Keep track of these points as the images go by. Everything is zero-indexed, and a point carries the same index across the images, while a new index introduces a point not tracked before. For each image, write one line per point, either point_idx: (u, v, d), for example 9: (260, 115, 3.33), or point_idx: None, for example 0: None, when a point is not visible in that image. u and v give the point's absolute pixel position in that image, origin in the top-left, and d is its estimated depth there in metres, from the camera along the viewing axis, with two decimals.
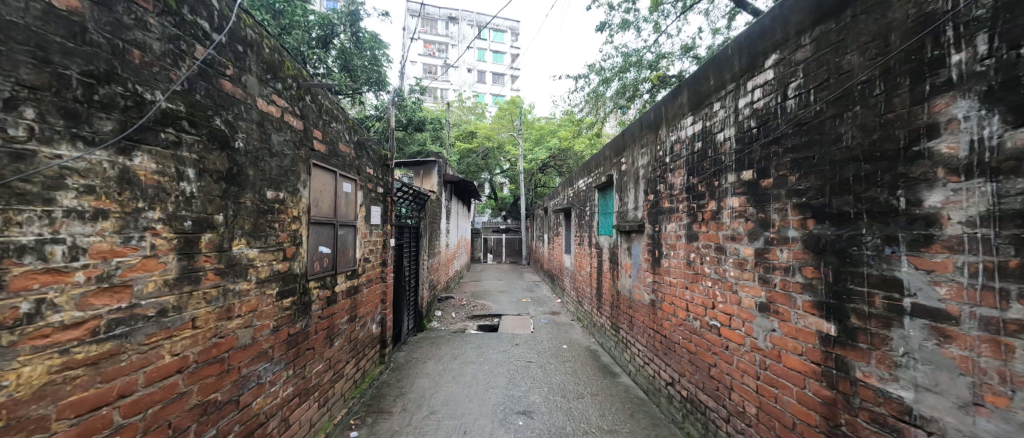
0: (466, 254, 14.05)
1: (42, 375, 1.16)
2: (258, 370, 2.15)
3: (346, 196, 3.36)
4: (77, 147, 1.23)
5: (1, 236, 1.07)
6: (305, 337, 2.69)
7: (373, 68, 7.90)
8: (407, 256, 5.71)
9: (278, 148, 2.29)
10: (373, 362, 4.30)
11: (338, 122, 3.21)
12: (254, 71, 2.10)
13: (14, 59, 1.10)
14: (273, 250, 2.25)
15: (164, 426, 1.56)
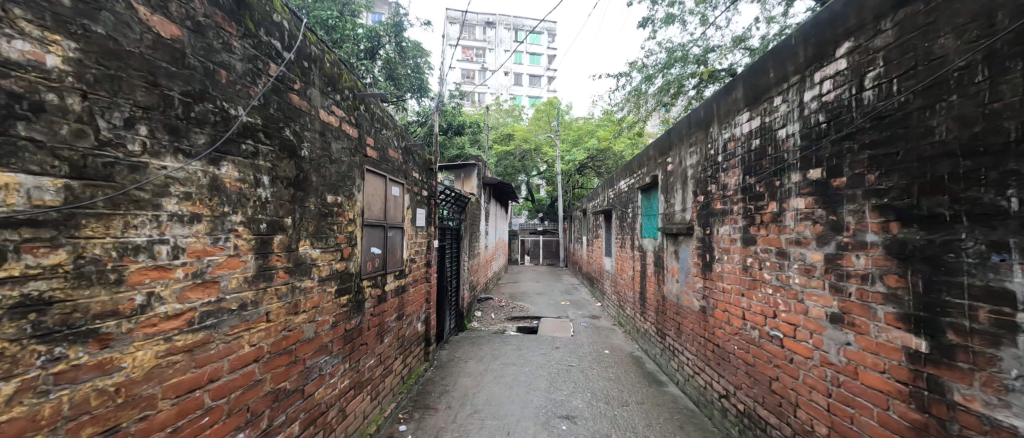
0: (503, 255, 14.14)
1: (153, 359, 1.30)
2: (319, 362, 2.30)
3: (394, 199, 3.52)
4: (176, 159, 1.38)
5: (122, 237, 1.20)
6: (360, 332, 2.85)
7: (415, 76, 8.21)
8: (449, 257, 5.87)
9: (336, 155, 2.46)
10: (419, 359, 4.45)
11: (387, 129, 3.38)
12: (317, 84, 2.27)
13: (132, 83, 1.25)
14: (332, 251, 2.41)
15: (244, 409, 1.72)
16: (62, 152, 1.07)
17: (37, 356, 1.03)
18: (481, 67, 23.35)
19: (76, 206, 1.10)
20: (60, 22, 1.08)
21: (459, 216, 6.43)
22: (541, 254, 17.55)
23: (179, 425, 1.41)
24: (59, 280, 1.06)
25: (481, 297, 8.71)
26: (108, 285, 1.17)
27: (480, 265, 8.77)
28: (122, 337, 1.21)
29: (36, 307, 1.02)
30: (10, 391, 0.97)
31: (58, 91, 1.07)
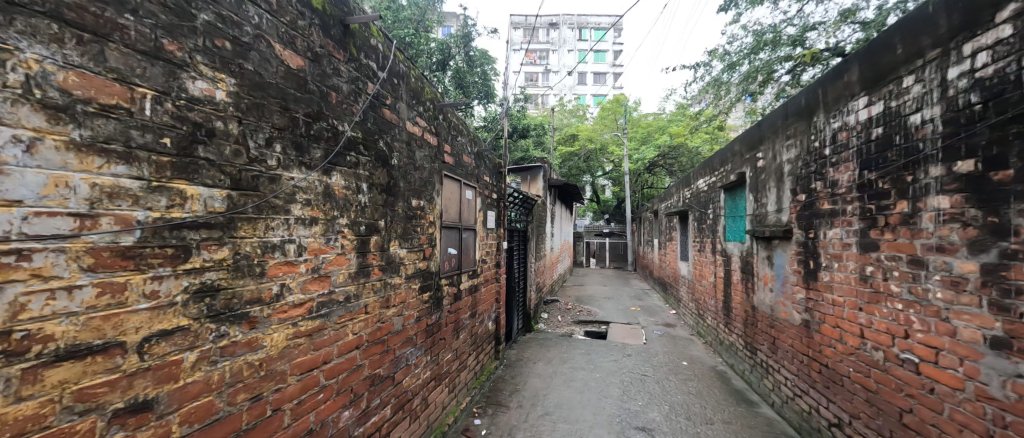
0: (568, 257, 13.93)
1: (285, 340, 1.49)
2: (406, 353, 2.50)
3: (467, 202, 3.68)
4: (301, 171, 1.55)
5: (264, 236, 1.36)
6: (439, 327, 3.04)
7: (483, 83, 8.49)
8: (517, 258, 5.97)
9: (419, 163, 2.65)
10: (490, 356, 4.58)
11: (462, 135, 3.55)
12: (404, 98, 2.48)
13: (271, 108, 1.41)
14: (416, 251, 2.61)
15: (349, 390, 1.94)
16: (224, 168, 1.19)
17: (211, 330, 1.15)
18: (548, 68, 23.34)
19: (234, 211, 1.22)
20: (225, 63, 1.21)
21: (526, 218, 6.51)
22: (608, 256, 17.00)
23: (303, 398, 1.61)
24: (223, 272, 1.18)
25: (548, 299, 8.70)
26: (254, 276, 1.31)
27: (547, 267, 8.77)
28: (262, 320, 1.36)
29: (209, 292, 1.14)
30: (192, 359, 1.09)
31: (222, 118, 1.18)
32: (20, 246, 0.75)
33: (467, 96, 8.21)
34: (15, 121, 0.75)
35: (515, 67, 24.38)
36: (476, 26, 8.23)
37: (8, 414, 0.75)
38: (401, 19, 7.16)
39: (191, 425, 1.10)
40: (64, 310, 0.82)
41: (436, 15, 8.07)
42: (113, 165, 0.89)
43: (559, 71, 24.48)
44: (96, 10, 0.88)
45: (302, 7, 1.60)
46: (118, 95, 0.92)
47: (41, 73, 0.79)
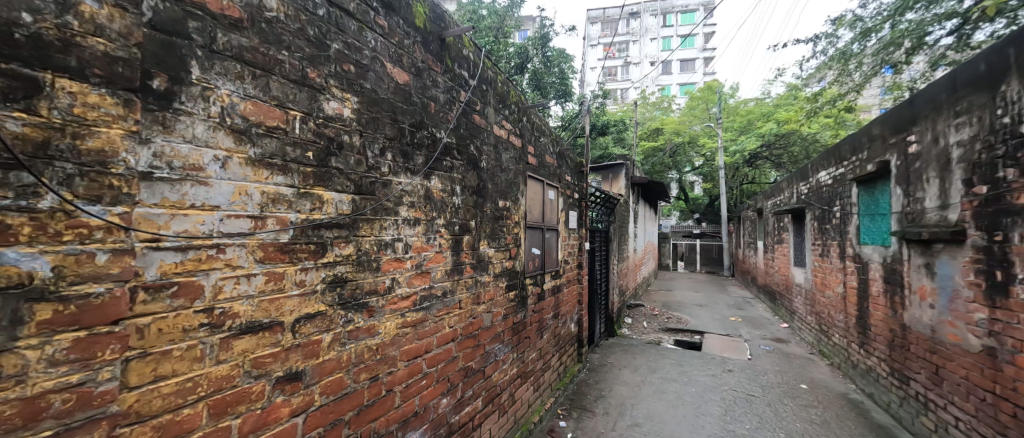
0: (653, 258, 13.21)
1: (395, 328, 1.64)
2: (495, 349, 2.60)
3: (550, 202, 3.68)
4: (407, 176, 1.71)
5: (378, 235, 1.52)
6: (524, 326, 3.09)
7: (561, 82, 8.38)
8: (599, 260, 5.80)
9: (505, 164, 2.73)
10: (574, 359, 4.51)
11: (544, 136, 3.56)
12: (491, 103, 2.58)
13: (384, 121, 1.57)
14: (503, 250, 2.69)
15: (447, 378, 2.08)
16: (350, 176, 1.35)
17: (341, 315, 1.32)
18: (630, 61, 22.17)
19: (357, 214, 1.38)
20: (350, 84, 1.38)
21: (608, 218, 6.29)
22: (700, 259, 15.58)
23: (410, 382, 1.76)
24: (348, 265, 1.35)
25: (632, 303, 8.27)
26: (372, 269, 1.48)
27: (629, 269, 8.35)
28: (378, 309, 1.53)
29: (339, 282, 1.31)
30: (328, 340, 1.27)
31: (347, 132, 1.35)
32: (218, 241, 0.91)
33: (545, 97, 8.20)
34: (215, 142, 0.91)
35: (594, 63, 23.63)
36: (554, 25, 8.15)
37: (211, 373, 0.90)
38: (481, 28, 7.38)
39: (328, 396, 1.27)
40: (243, 294, 0.97)
41: (514, 20, 8.18)
42: (275, 174, 1.06)
43: (640, 63, 23.16)
44: (264, 49, 1.04)
45: (407, 27, 1.75)
46: (277, 118, 1.07)
47: (229, 105, 0.94)
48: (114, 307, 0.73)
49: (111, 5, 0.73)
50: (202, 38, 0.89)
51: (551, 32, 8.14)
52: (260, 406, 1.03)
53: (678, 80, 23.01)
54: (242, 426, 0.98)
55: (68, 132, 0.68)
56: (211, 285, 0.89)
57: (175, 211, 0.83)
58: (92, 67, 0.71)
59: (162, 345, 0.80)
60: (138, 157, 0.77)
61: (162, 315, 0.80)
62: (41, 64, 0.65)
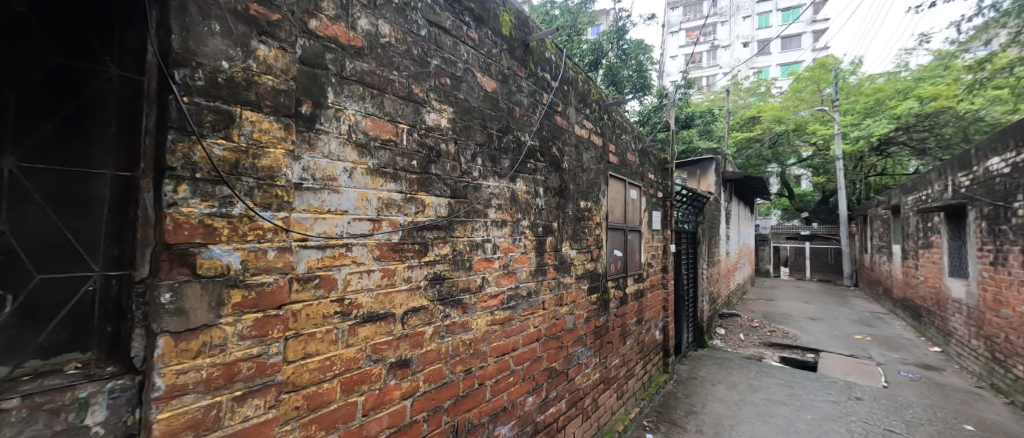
0: (750, 264, 11.83)
1: (486, 325, 1.72)
2: (577, 352, 2.56)
3: (633, 202, 3.53)
4: (495, 179, 1.78)
5: (470, 236, 1.61)
6: (607, 330, 3.00)
7: (638, 75, 7.92)
8: (686, 264, 5.37)
9: (587, 164, 2.69)
10: (659, 368, 4.23)
11: (626, 133, 3.42)
12: (573, 103, 2.56)
13: (475, 128, 1.65)
14: (585, 252, 2.65)
15: (532, 378, 2.11)
16: (446, 181, 1.45)
17: (440, 310, 1.43)
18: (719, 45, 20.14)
19: (453, 217, 1.49)
20: (447, 96, 1.48)
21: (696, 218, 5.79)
22: (811, 264, 13.51)
23: (498, 378, 1.82)
24: (445, 264, 1.45)
25: (725, 313, 7.47)
26: (465, 268, 1.57)
27: (722, 275, 7.57)
28: (471, 305, 1.62)
29: (439, 279, 1.42)
30: (430, 332, 1.38)
31: (444, 141, 1.45)
32: (347, 241, 1.05)
33: (622, 92, 7.80)
34: (345, 155, 1.05)
35: (676, 50, 21.89)
36: (630, 16, 7.76)
37: (342, 354, 1.04)
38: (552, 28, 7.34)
39: (431, 383, 1.39)
40: (365, 287, 1.11)
41: (587, 16, 7.98)
42: (387, 182, 1.19)
43: (731, 46, 20.90)
44: (380, 72, 1.18)
45: (495, 37, 1.82)
46: (390, 131, 1.20)
47: (354, 123, 1.08)
48: (279, 294, 0.88)
49: (277, 48, 0.88)
50: (335, 68, 1.04)
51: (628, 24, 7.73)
52: (378, 386, 1.16)
53: (778, 60, 20.23)
54: (365, 403, 1.12)
55: (250, 153, 0.83)
56: (342, 279, 1.04)
57: (317, 215, 0.98)
58: (265, 99, 0.86)
59: (309, 328, 0.95)
60: (293, 171, 0.92)
61: (308, 302, 0.95)
62: (234, 100, 0.81)
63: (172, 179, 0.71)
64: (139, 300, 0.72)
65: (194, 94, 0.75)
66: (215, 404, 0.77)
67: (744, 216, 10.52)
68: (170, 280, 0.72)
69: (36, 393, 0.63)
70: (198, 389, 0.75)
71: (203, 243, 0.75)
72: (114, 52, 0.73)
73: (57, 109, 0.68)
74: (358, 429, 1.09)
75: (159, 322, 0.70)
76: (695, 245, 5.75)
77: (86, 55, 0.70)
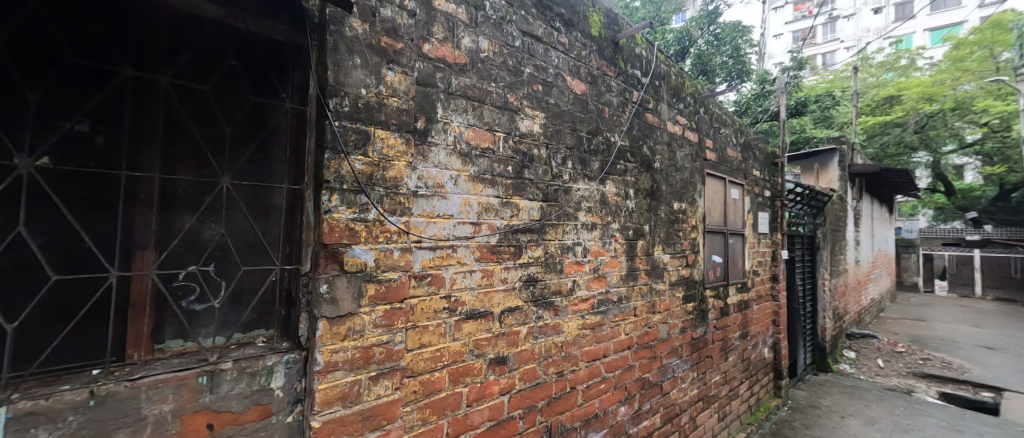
0: (891, 275, 9.74)
1: (577, 329, 1.70)
2: (672, 364, 2.39)
3: (735, 203, 3.18)
4: (585, 182, 1.76)
5: (561, 238, 1.62)
6: (706, 343, 2.73)
7: (736, 61, 6.90)
8: (803, 272, 4.64)
9: (681, 163, 2.50)
10: (769, 391, 3.72)
11: (726, 126, 3.09)
12: (665, 98, 2.40)
13: (565, 131, 1.66)
14: (679, 257, 2.46)
15: (624, 387, 2.02)
16: (538, 185, 1.49)
17: (534, 311, 1.46)
18: (840, 16, 17.07)
19: (545, 220, 1.51)
20: (539, 102, 1.51)
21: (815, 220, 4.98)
22: (985, 278, 10.64)
23: (590, 383, 1.78)
24: (538, 266, 1.48)
25: (856, 332, 6.27)
26: (556, 271, 1.58)
27: (850, 288, 6.38)
28: (562, 308, 1.62)
29: (532, 281, 1.45)
30: (525, 332, 1.42)
31: (537, 146, 1.49)
32: (452, 242, 1.14)
33: (714, 81, 6.97)
34: (451, 164, 1.14)
35: (780, 28, 19.09)
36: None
37: (449, 347, 1.13)
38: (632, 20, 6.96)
39: (526, 382, 1.42)
40: (467, 286, 1.19)
41: (673, 3, 7.40)
42: (486, 187, 1.26)
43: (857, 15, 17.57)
44: (480, 84, 1.26)
45: (585, 39, 1.81)
46: (488, 140, 1.27)
47: (459, 134, 1.17)
48: (401, 289, 1.00)
49: (400, 73, 1.01)
50: (443, 85, 1.14)
51: (721, 6, 6.93)
52: (479, 380, 1.23)
53: (926, 24, 16.44)
54: (469, 394, 1.20)
55: (381, 166, 0.96)
56: (449, 277, 1.13)
57: (429, 219, 1.08)
58: (392, 118, 0.98)
59: (424, 320, 1.06)
60: (412, 179, 1.04)
61: (423, 297, 1.06)
62: (370, 121, 0.94)
63: (328, 190, 0.86)
64: (304, 290, 0.88)
65: (343, 118, 0.89)
66: (357, 380, 0.90)
67: (881, 216, 8.72)
68: (326, 274, 0.86)
69: (241, 358, 0.81)
70: (346, 366, 0.88)
71: (349, 244, 0.89)
72: (288, 89, 0.91)
73: (254, 138, 0.87)
74: (463, 418, 1.18)
75: (318, 309, 0.85)
76: (814, 251, 4.95)
77: (271, 93, 0.89)
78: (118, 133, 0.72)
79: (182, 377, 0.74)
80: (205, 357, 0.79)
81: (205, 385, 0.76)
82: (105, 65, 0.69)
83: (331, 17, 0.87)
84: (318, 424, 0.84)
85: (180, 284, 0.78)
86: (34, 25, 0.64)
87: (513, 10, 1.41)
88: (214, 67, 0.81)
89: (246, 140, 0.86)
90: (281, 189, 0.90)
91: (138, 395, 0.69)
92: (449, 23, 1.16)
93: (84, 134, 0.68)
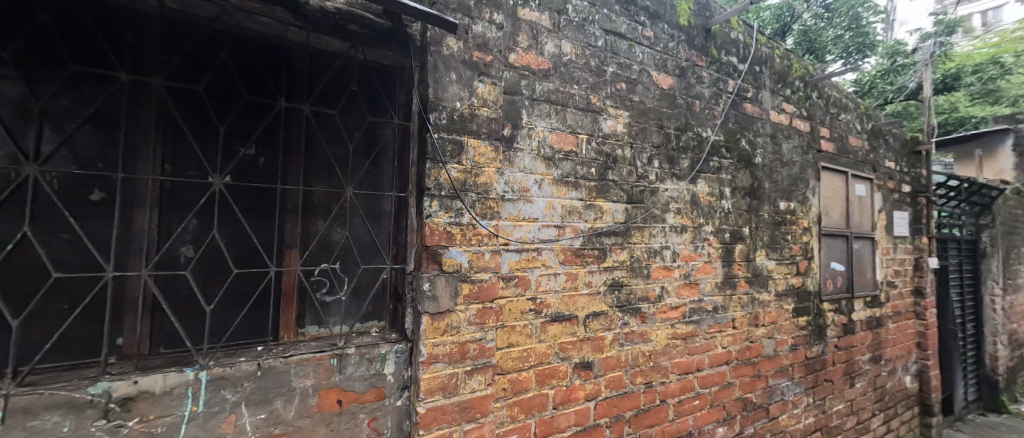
0: None
1: (666, 338, 1.59)
2: (781, 385, 2.10)
3: (860, 202, 2.70)
4: (673, 182, 1.65)
5: (648, 242, 1.54)
6: (824, 364, 2.35)
7: (859, 31, 5.76)
8: (961, 285, 3.74)
9: (789, 156, 2.21)
10: (913, 430, 3.06)
11: (848, 112, 2.64)
12: (768, 85, 2.14)
13: (651, 129, 1.57)
14: (788, 263, 2.16)
15: (722, 406, 1.83)
16: (623, 187, 1.44)
17: (620, 317, 1.41)
18: None
19: (630, 223, 1.46)
20: (623, 101, 1.47)
21: (979, 220, 3.99)
22: None
23: (682, 398, 1.66)
24: (623, 270, 1.43)
25: None
26: (643, 276, 1.50)
27: None
28: (650, 316, 1.54)
29: (617, 286, 1.41)
30: (610, 338, 1.38)
31: (620, 147, 1.44)
32: (538, 245, 1.16)
33: (825, 60, 5.92)
34: (536, 168, 1.17)
35: None
36: None
37: (535, 348, 1.15)
38: None
39: (612, 390, 1.38)
40: (553, 288, 1.20)
41: None
42: (570, 190, 1.26)
43: None
44: (563, 88, 1.26)
45: (672, 29, 1.70)
46: (572, 143, 1.27)
47: (543, 138, 1.19)
48: (492, 289, 1.04)
49: (490, 84, 1.06)
50: (528, 91, 1.17)
51: None
52: (565, 383, 1.23)
53: None
54: (555, 397, 1.20)
55: (474, 172, 1.02)
56: (534, 279, 1.15)
57: (516, 222, 1.11)
58: (482, 128, 1.04)
59: (512, 320, 1.09)
60: (500, 184, 1.08)
61: (511, 298, 1.09)
62: (464, 131, 1.01)
63: (429, 197, 0.95)
64: (409, 287, 0.97)
65: (441, 130, 0.97)
66: (455, 373, 0.97)
67: None
68: (427, 273, 0.94)
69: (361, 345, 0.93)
70: (445, 360, 0.95)
71: (446, 246, 0.96)
72: (396, 107, 1.01)
73: (369, 152, 0.99)
74: (550, 419, 1.18)
75: (422, 304, 0.93)
76: (978, 260, 3.96)
77: (383, 112, 1.00)
78: (273, 154, 0.89)
79: (319, 357, 0.86)
80: (334, 342, 0.92)
81: (335, 366, 0.88)
82: (265, 100, 0.86)
83: (431, 39, 0.96)
84: (423, 410, 0.92)
85: (314, 279, 0.92)
86: (222, 73, 0.82)
87: (594, 10, 1.39)
88: (340, 94, 0.95)
89: (363, 155, 0.98)
90: (390, 196, 1.02)
91: (289, 370, 0.83)
92: (533, 31, 1.19)
93: (252, 156, 0.86)
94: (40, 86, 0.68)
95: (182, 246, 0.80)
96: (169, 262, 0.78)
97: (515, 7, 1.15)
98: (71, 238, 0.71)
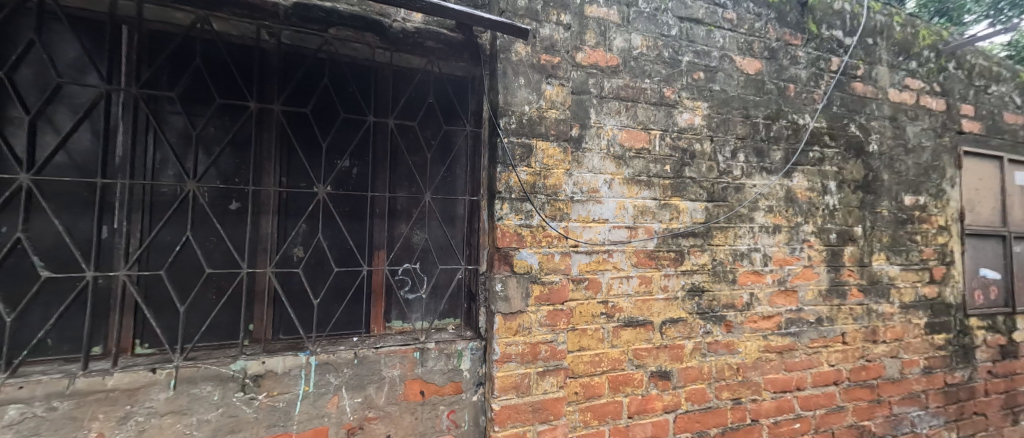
0: None
1: (757, 351, 1.43)
2: (909, 415, 1.77)
3: (1022, 193, 2.17)
4: (762, 177, 1.49)
5: (733, 243, 1.40)
6: (971, 394, 1.93)
7: None
8: None
9: (915, 141, 1.86)
10: None
11: (1001, 83, 2.14)
12: (885, 59, 1.82)
13: (734, 119, 1.44)
14: (917, 270, 1.82)
15: (830, 432, 1.59)
16: (702, 184, 1.34)
17: (701, 324, 1.31)
18: None
19: (711, 223, 1.35)
20: (701, 91, 1.36)
21: None
22: None
23: (778, 420, 1.48)
24: (704, 275, 1.32)
25: None
26: (728, 281, 1.38)
27: None
28: (737, 325, 1.40)
29: (698, 291, 1.31)
30: (690, 347, 1.28)
31: (699, 141, 1.34)
32: (608, 247, 1.13)
33: None
34: (605, 168, 1.14)
35: None
36: None
37: (608, 353, 1.12)
38: None
39: (694, 403, 1.29)
40: (625, 292, 1.16)
41: None
42: (642, 190, 1.20)
43: None
44: (634, 83, 1.22)
45: (759, 8, 1.53)
46: (643, 140, 1.21)
47: (612, 137, 1.16)
48: (562, 291, 1.04)
49: (558, 85, 1.07)
50: (596, 90, 1.15)
51: None
52: (640, 392, 1.18)
53: None
54: (630, 405, 1.16)
55: (543, 174, 1.03)
56: (605, 282, 1.12)
57: (585, 224, 1.10)
58: (551, 129, 1.05)
59: (582, 323, 1.08)
60: (568, 185, 1.08)
61: (581, 300, 1.08)
62: (532, 134, 1.02)
63: (500, 200, 0.98)
64: (483, 287, 1.01)
65: (510, 135, 0.99)
66: (528, 373, 0.98)
67: None
68: (500, 274, 0.97)
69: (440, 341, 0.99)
70: (517, 359, 0.97)
71: (517, 247, 0.99)
72: (468, 116, 1.06)
73: (444, 160, 1.06)
74: (624, 428, 1.14)
75: (494, 304, 0.96)
76: None
77: (456, 122, 1.06)
78: (364, 165, 0.98)
79: (404, 350, 0.94)
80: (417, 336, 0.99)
81: (418, 358, 0.95)
82: (358, 116, 0.96)
83: (500, 47, 0.99)
84: (497, 407, 0.95)
85: (399, 278, 1.00)
86: (324, 95, 0.94)
87: None
88: (419, 107, 1.03)
89: (439, 163, 1.05)
90: (463, 200, 1.07)
91: (380, 359, 0.92)
92: (601, 28, 1.16)
93: (347, 168, 0.96)
94: (197, 116, 0.85)
95: (295, 247, 0.92)
96: (285, 261, 0.91)
97: (582, 6, 1.14)
98: (218, 241, 0.86)
